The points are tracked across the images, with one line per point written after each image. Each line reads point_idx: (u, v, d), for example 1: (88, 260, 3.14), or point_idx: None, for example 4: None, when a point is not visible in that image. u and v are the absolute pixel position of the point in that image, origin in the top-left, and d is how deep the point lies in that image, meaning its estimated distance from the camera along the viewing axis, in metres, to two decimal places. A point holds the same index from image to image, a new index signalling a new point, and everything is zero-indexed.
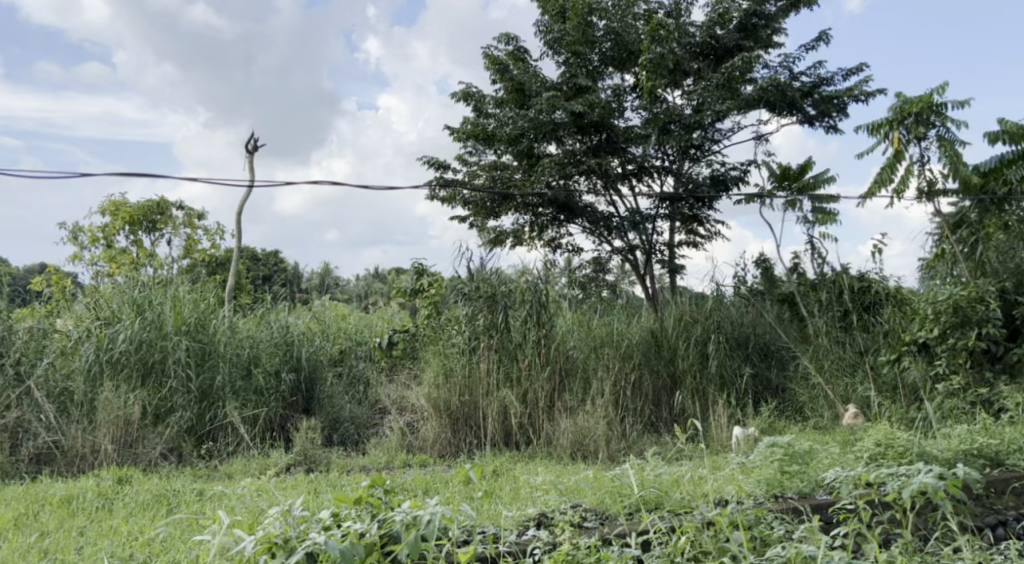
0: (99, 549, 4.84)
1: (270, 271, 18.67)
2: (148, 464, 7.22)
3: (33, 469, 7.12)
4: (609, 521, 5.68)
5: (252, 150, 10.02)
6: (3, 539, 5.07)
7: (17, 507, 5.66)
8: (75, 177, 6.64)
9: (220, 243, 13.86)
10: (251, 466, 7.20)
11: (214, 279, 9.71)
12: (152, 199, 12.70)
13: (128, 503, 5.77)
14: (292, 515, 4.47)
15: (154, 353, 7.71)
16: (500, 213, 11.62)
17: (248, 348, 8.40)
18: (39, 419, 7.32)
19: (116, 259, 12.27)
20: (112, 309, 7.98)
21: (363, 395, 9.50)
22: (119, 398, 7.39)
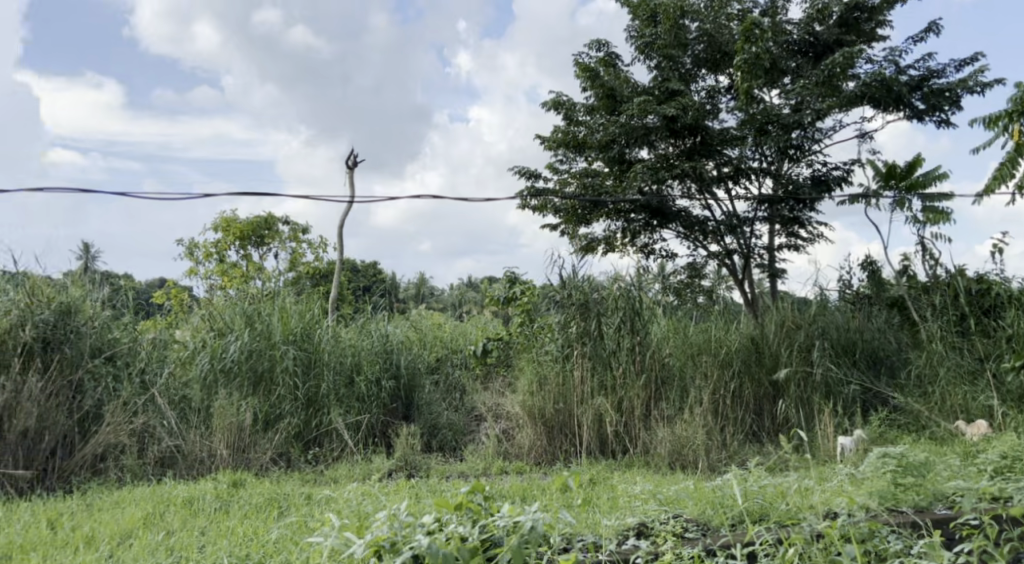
0: (219, 548, 5.04)
1: (369, 281, 19.14)
2: (260, 468, 7.51)
3: (157, 472, 7.40)
4: (711, 532, 5.58)
5: (351, 165, 10.36)
6: (132, 537, 5.37)
7: (144, 507, 5.98)
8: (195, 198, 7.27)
9: (323, 256, 14.30)
10: (355, 471, 7.39)
11: (318, 289, 10.03)
12: (261, 215, 13.23)
13: (243, 505, 6.02)
14: (400, 519, 4.55)
15: (263, 362, 8.05)
16: (592, 220, 11.57)
17: (350, 357, 8.64)
18: (163, 424, 7.64)
19: (228, 273, 12.81)
20: (225, 320, 8.35)
21: (460, 402, 9.60)
22: (232, 405, 7.71)
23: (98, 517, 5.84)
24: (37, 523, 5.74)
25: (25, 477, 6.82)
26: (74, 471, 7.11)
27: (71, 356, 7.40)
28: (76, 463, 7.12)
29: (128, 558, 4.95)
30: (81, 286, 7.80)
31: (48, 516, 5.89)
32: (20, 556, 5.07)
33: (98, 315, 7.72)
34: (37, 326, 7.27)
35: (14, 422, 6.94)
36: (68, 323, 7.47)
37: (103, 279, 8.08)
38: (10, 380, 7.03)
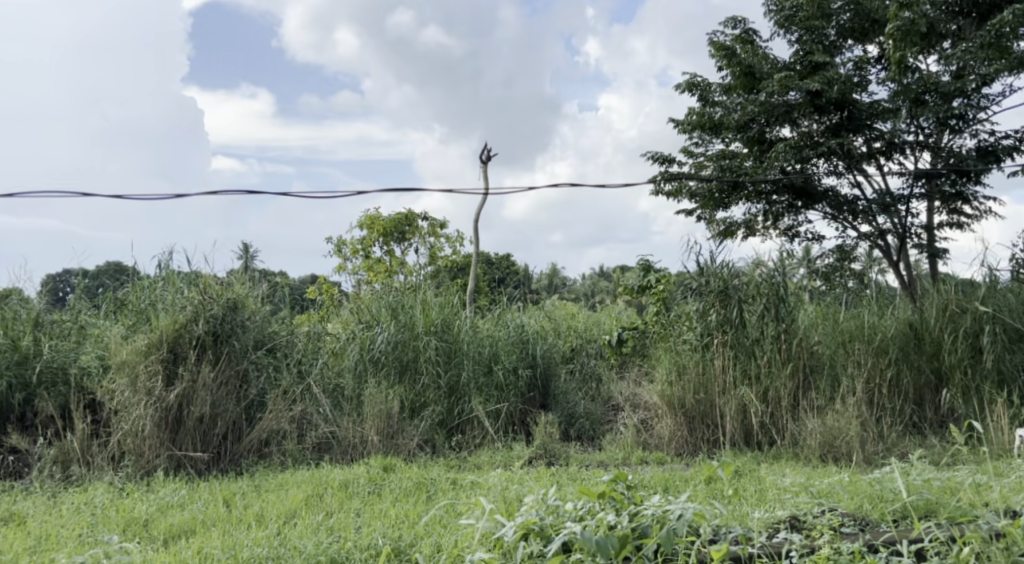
0: (374, 529, 5.21)
1: (504, 274, 19.34)
2: (408, 454, 7.71)
3: (315, 456, 7.73)
4: (871, 527, 5.24)
5: (486, 158, 10.46)
6: (296, 517, 5.63)
7: (305, 489, 6.27)
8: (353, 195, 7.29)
9: (460, 249, 14.55)
10: (496, 458, 7.45)
11: (457, 282, 10.18)
12: (401, 212, 13.59)
13: (394, 489, 6.21)
14: (550, 504, 4.52)
15: (408, 353, 8.30)
16: (730, 203, 11.19)
17: (488, 347, 8.75)
18: (319, 412, 7.99)
19: (373, 268, 13.22)
20: (372, 312, 8.62)
21: (597, 392, 9.46)
22: (380, 394, 7.96)
23: (266, 498, 6.16)
24: (213, 501, 6.12)
25: (202, 459, 7.28)
26: (242, 454, 7.51)
27: (238, 350, 7.71)
28: (245, 447, 7.53)
29: (293, 536, 5.18)
30: (245, 284, 8.19)
31: (223, 495, 6.27)
32: (200, 531, 5.41)
33: (259, 310, 8.10)
34: (207, 321, 7.61)
35: (191, 409, 7.33)
36: (235, 318, 7.81)
37: (262, 277, 8.49)
38: (187, 370, 7.39)
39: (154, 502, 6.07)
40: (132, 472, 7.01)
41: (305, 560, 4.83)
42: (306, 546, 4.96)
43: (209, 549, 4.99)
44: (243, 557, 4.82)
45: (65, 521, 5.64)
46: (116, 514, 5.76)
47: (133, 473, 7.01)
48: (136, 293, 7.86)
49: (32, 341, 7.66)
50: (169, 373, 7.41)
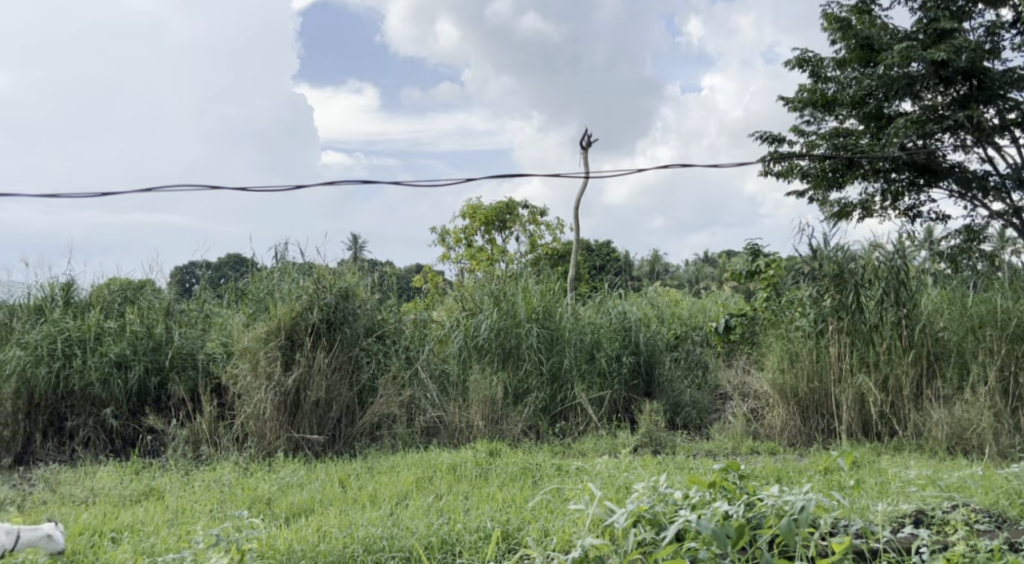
0: (483, 512, 5.26)
1: (604, 261, 19.16)
2: (513, 439, 7.69)
3: (424, 439, 7.80)
4: (1008, 525, 4.87)
5: (587, 144, 10.30)
6: (408, 498, 5.72)
7: (415, 471, 6.38)
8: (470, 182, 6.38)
9: (561, 236, 14.43)
10: (601, 446, 7.32)
11: (558, 269, 10.08)
12: (502, 200, 13.58)
13: (500, 473, 6.25)
14: (660, 493, 4.35)
15: (511, 339, 8.29)
16: (845, 183, 10.67)
17: (590, 334, 8.65)
18: (426, 397, 8.05)
19: (476, 257, 13.26)
20: (475, 300, 8.66)
21: (703, 380, 9.26)
22: (485, 380, 7.97)
23: (379, 479, 6.27)
24: (329, 482, 6.26)
25: (318, 441, 7.45)
26: (356, 437, 7.66)
27: (349, 337, 7.87)
28: (358, 430, 7.67)
29: (405, 517, 5.24)
30: (355, 273, 8.35)
31: (339, 476, 6.40)
32: (318, 509, 5.53)
33: (370, 298, 8.23)
34: (321, 309, 7.80)
35: (307, 394, 7.50)
36: (347, 306, 7.97)
37: (371, 267, 8.62)
38: (304, 356, 7.58)
39: (276, 481, 6.25)
40: (256, 452, 7.25)
41: (417, 540, 4.85)
42: (418, 527, 5.01)
43: (327, 527, 5.09)
44: (359, 536, 4.88)
45: (196, 497, 5.87)
46: (242, 492, 5.96)
47: (256, 453, 7.24)
48: (256, 283, 8.17)
49: (164, 328, 7.97)
50: (286, 358, 7.60)
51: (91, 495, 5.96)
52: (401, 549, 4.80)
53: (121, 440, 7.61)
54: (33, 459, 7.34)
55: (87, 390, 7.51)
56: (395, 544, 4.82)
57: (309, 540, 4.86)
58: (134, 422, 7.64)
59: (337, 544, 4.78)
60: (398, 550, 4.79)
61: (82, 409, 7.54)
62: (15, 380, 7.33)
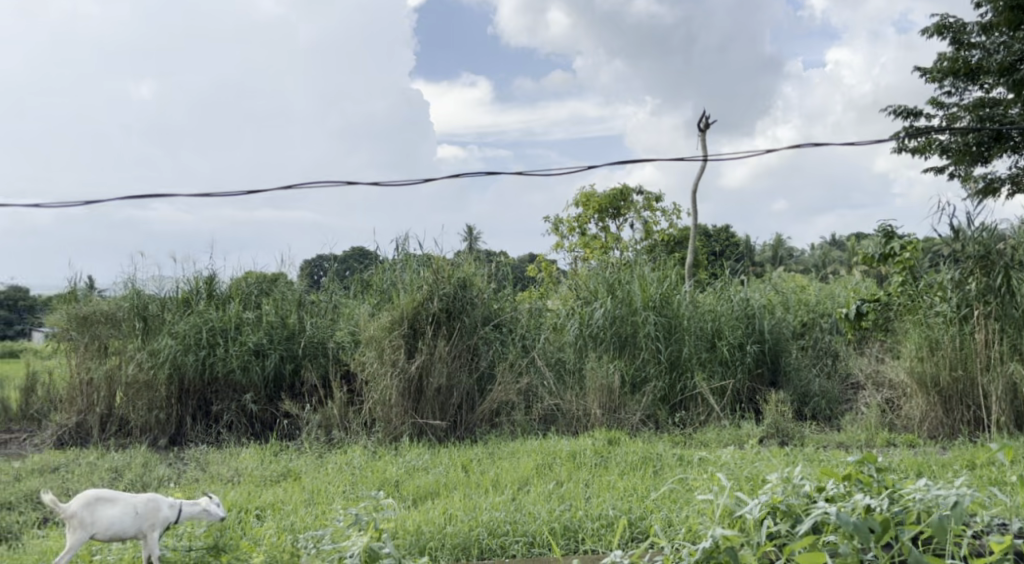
0: (604, 501, 5.24)
1: (722, 248, 18.69)
2: (632, 429, 7.61)
3: (542, 427, 7.80)
4: None
5: (705, 126, 10.02)
6: (529, 484, 5.77)
7: (535, 458, 6.43)
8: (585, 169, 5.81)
9: (677, 222, 14.13)
10: (724, 436, 7.14)
11: (675, 255, 9.89)
12: (617, 187, 13.41)
13: (621, 462, 6.20)
14: (793, 483, 4.18)
15: (627, 328, 8.20)
16: (992, 157, 9.99)
17: (711, 321, 8.44)
18: (543, 384, 8.08)
19: (590, 245, 13.16)
20: (590, 289, 8.63)
21: (832, 369, 8.92)
22: (601, 369, 7.92)
23: (500, 464, 6.35)
24: (453, 466, 6.36)
25: (440, 427, 7.58)
26: (476, 423, 7.75)
27: (468, 325, 7.99)
28: (477, 417, 7.75)
29: (527, 502, 5.28)
30: (472, 263, 8.44)
31: (461, 461, 6.50)
32: (444, 493, 5.64)
33: (487, 287, 8.31)
34: (441, 299, 7.93)
35: (429, 380, 7.65)
36: (465, 296, 8.08)
37: (486, 258, 8.70)
38: (425, 344, 7.73)
39: (402, 464, 6.43)
40: (382, 437, 7.42)
41: (541, 526, 4.89)
42: (540, 513, 5.04)
43: (453, 510, 5.17)
44: (483, 520, 4.95)
45: (330, 478, 6.10)
46: (372, 475, 6.15)
47: (383, 437, 7.41)
48: (379, 275, 8.45)
49: (297, 318, 8.34)
50: (409, 346, 7.78)
51: (236, 475, 6.28)
52: (524, 533, 4.85)
53: (260, 423, 8.01)
54: (184, 440, 7.79)
55: (229, 377, 7.93)
56: (518, 528, 4.88)
57: (437, 522, 4.96)
58: (272, 407, 8.03)
59: (463, 527, 4.85)
60: (522, 535, 4.83)
61: (225, 395, 7.98)
62: (166, 366, 7.77)
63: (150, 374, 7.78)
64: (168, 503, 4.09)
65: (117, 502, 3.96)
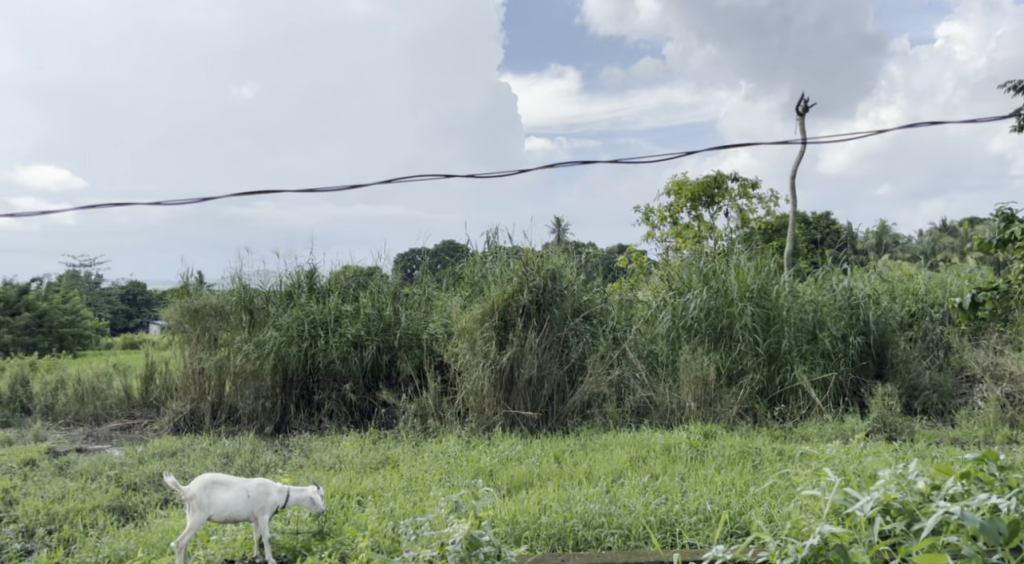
0: (701, 495, 5.17)
1: (822, 235, 18.07)
2: (729, 423, 7.46)
3: (635, 420, 7.72)
4: None
5: (803, 110, 9.71)
6: (623, 477, 5.73)
7: (628, 450, 6.38)
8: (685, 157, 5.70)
9: (774, 209, 13.73)
10: (828, 431, 6.92)
11: (772, 244, 9.63)
12: (710, 174, 13.14)
13: (718, 456, 6.10)
14: (907, 480, 4.02)
15: (722, 320, 8.06)
16: None
17: (811, 312, 8.20)
18: (636, 376, 7.99)
19: (683, 234, 12.93)
20: (683, 279, 8.50)
21: (945, 361, 8.50)
22: (696, 361, 7.78)
23: (594, 456, 6.32)
24: (545, 457, 6.38)
25: (532, 418, 7.60)
26: (568, 415, 7.73)
27: (558, 317, 8.00)
28: (569, 408, 7.73)
29: (622, 494, 5.25)
30: (562, 255, 8.43)
31: (554, 453, 6.51)
32: (538, 483, 5.66)
33: (577, 279, 8.29)
34: (531, 291, 7.98)
35: (521, 371, 7.69)
36: (555, 287, 8.10)
37: (576, 250, 8.68)
38: (516, 336, 7.78)
39: (497, 454, 6.48)
40: (475, 427, 7.48)
41: (636, 520, 4.85)
42: (635, 505, 5.01)
43: (548, 500, 5.19)
44: (578, 511, 4.94)
45: (427, 467, 6.21)
46: (467, 464, 6.23)
47: (476, 427, 7.48)
48: (471, 267, 8.56)
49: (392, 311, 8.51)
50: (500, 338, 7.85)
51: (337, 462, 6.46)
52: (620, 526, 4.82)
53: (359, 412, 8.21)
54: (289, 428, 8.07)
55: (329, 367, 8.17)
56: (614, 520, 4.85)
57: (532, 512, 4.99)
58: (369, 396, 8.22)
59: (558, 518, 4.86)
60: (618, 527, 4.81)
61: (325, 384, 8.22)
62: (271, 357, 8.06)
63: (256, 364, 8.08)
64: (278, 488, 4.24)
65: (231, 486, 4.13)
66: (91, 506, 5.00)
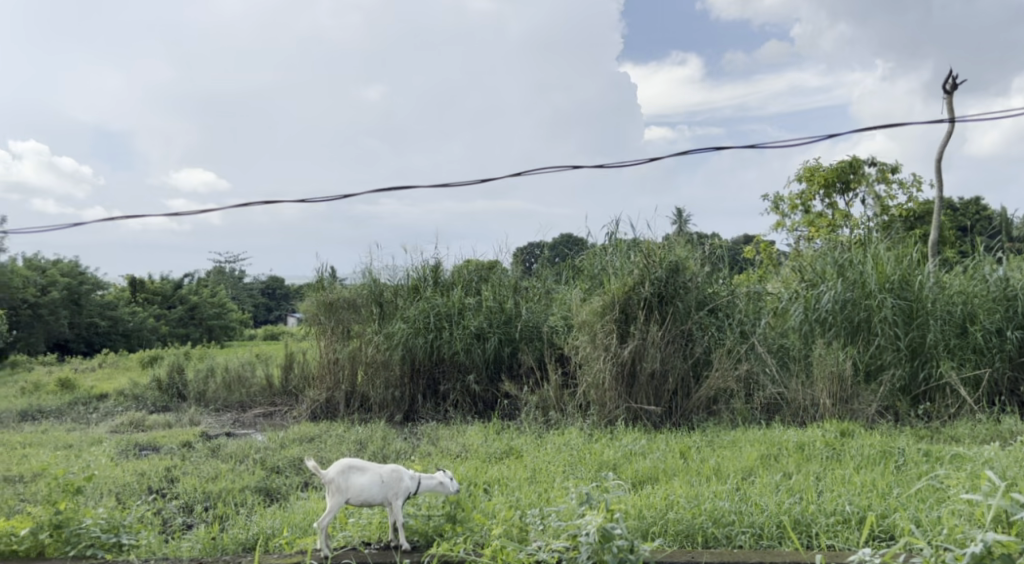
0: (839, 496, 4.93)
1: (971, 222, 16.95)
2: (867, 421, 7.10)
3: (765, 416, 7.47)
4: None
5: (951, 88, 9.07)
6: (754, 475, 5.54)
7: (759, 448, 6.17)
8: (824, 140, 5.43)
9: (916, 194, 12.95)
10: (980, 432, 6.47)
11: (914, 231, 9.09)
12: (845, 159, 12.53)
13: (856, 456, 5.81)
14: None
15: (860, 313, 7.64)
16: None
17: (961, 305, 7.69)
18: (765, 371, 7.70)
19: (815, 222, 12.40)
20: (816, 271, 8.13)
21: None
22: (831, 356, 7.42)
23: (722, 453, 6.15)
24: (671, 452, 6.25)
25: (655, 412, 7.48)
26: (692, 410, 7.56)
27: (682, 310, 7.80)
28: (694, 404, 7.56)
29: (753, 492, 5.08)
30: (685, 246, 8.21)
31: (679, 448, 6.37)
32: (664, 478, 5.56)
33: (701, 271, 8.04)
34: (653, 283, 7.80)
35: (643, 365, 7.56)
36: (678, 280, 7.89)
37: (699, 240, 8.44)
38: (638, 329, 7.65)
39: (621, 448, 6.41)
40: (597, 420, 7.42)
41: (769, 519, 4.69)
42: (768, 504, 4.83)
43: (675, 496, 5.07)
44: (707, 508, 4.81)
45: (551, 458, 6.21)
46: (590, 457, 6.19)
47: (597, 421, 7.42)
48: (590, 259, 8.49)
49: (513, 303, 8.55)
50: (622, 331, 7.74)
51: (463, 450, 6.56)
52: (751, 525, 4.67)
53: (483, 403, 8.33)
54: (417, 417, 8.26)
55: (454, 358, 8.30)
56: (745, 519, 4.70)
57: (659, 507, 4.89)
58: (493, 387, 8.32)
59: (686, 514, 4.74)
60: (749, 526, 4.65)
61: (450, 374, 8.37)
62: (399, 348, 8.27)
63: (386, 354, 8.31)
64: (409, 474, 4.32)
65: (366, 471, 4.23)
66: (240, 486, 5.26)
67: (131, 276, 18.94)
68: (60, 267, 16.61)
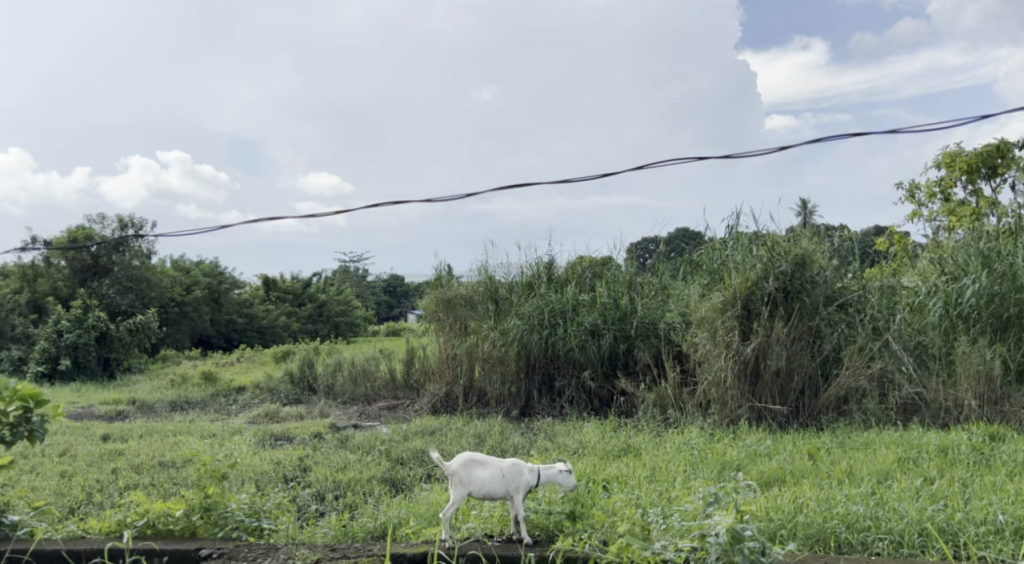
0: (989, 505, 4.56)
1: None
2: (1021, 424, 6.57)
3: (901, 418, 7.05)
4: None
5: None
6: (892, 479, 5.21)
7: (895, 450, 5.82)
8: None
9: None
10: None
11: None
12: (991, 143, 11.67)
13: (1009, 462, 5.36)
14: None
15: (1009, 307, 7.16)
16: None
17: None
18: (901, 370, 7.25)
19: (956, 211, 11.63)
20: (958, 263, 7.64)
21: None
22: (976, 353, 6.88)
23: (855, 455, 5.82)
24: (799, 453, 5.98)
25: (781, 412, 7.17)
26: (822, 410, 7.21)
27: (809, 306, 7.44)
28: (823, 403, 7.21)
29: (891, 497, 4.77)
30: (812, 239, 7.81)
31: (808, 450, 6.07)
32: (792, 481, 5.30)
33: (829, 265, 7.64)
34: (778, 277, 7.45)
35: (767, 363, 7.25)
36: (805, 274, 7.50)
37: (826, 232, 8.02)
38: (762, 326, 7.33)
39: (745, 448, 6.17)
40: (719, 419, 7.18)
41: (909, 526, 4.38)
42: (908, 510, 4.54)
43: (804, 499, 4.81)
44: (840, 513, 4.55)
45: (671, 457, 6.03)
46: (712, 456, 5.98)
47: (719, 420, 7.18)
48: (708, 254, 8.21)
49: (628, 300, 8.38)
50: (744, 328, 7.43)
51: (580, 447, 6.47)
52: (890, 532, 4.37)
53: (599, 400, 8.20)
54: (533, 412, 8.22)
55: (569, 355, 8.22)
56: (882, 525, 4.41)
57: (787, 510, 4.65)
58: (608, 384, 8.20)
59: (816, 517, 4.49)
60: (887, 533, 4.36)
61: (565, 370, 8.29)
62: (516, 344, 8.27)
63: (502, 350, 8.34)
64: (530, 468, 4.28)
65: (488, 464, 4.21)
66: (367, 476, 5.37)
67: (265, 276, 19.89)
68: (201, 269, 17.61)
